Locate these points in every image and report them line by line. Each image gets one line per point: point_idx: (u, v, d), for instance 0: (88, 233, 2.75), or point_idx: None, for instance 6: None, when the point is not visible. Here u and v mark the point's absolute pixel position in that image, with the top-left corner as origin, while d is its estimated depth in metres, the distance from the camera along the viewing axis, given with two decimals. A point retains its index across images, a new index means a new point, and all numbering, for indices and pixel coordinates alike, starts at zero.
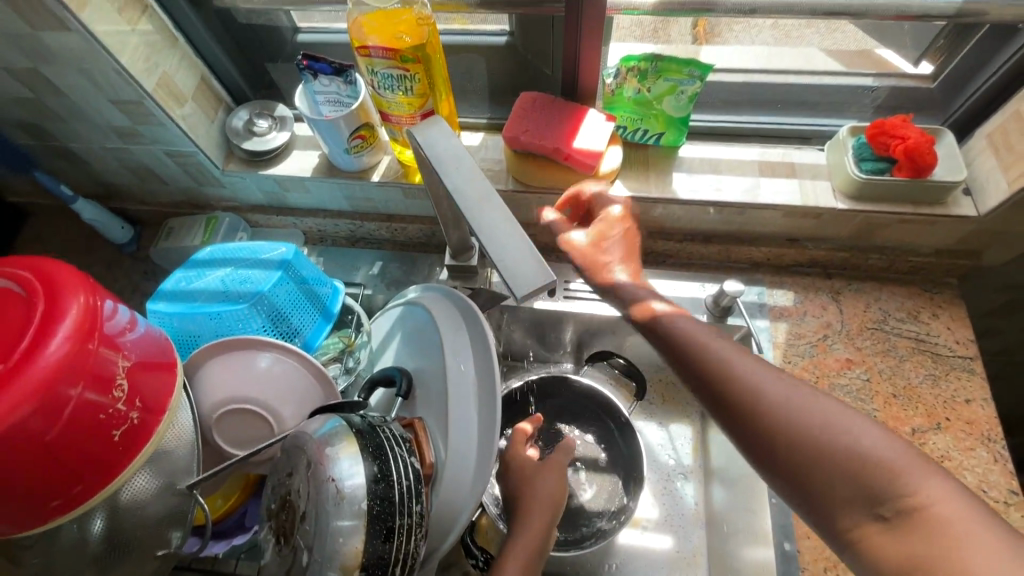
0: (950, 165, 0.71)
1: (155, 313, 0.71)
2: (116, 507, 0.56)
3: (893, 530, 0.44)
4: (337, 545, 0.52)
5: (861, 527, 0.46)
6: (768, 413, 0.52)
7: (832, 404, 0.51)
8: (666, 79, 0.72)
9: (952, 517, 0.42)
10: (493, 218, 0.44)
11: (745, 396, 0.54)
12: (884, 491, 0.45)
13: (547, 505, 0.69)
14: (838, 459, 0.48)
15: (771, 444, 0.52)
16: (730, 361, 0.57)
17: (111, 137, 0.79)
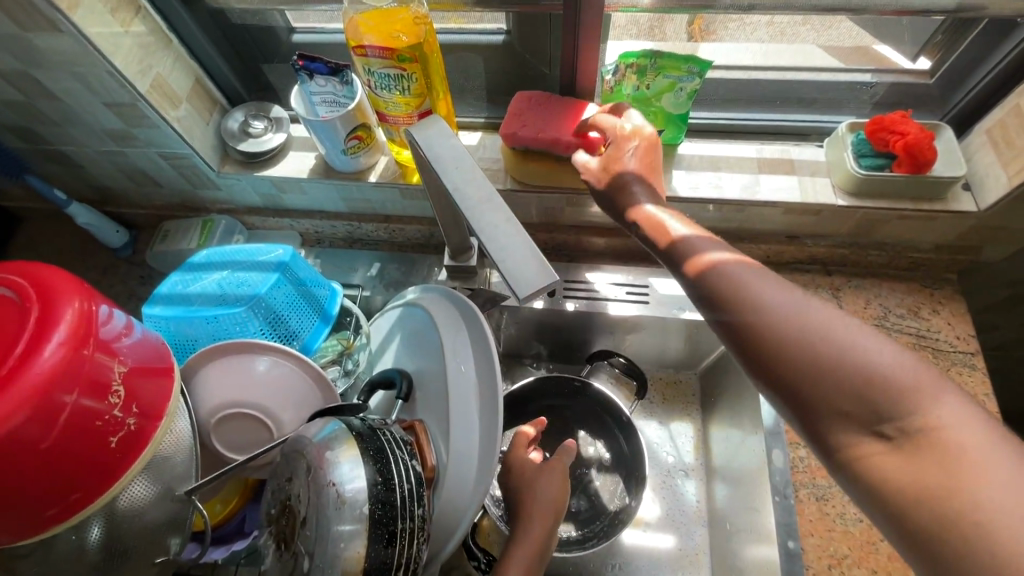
0: (949, 160, 0.71)
1: (152, 317, 0.70)
2: (114, 515, 0.55)
3: (898, 451, 0.40)
4: (339, 550, 0.51)
5: (860, 445, 0.43)
6: (773, 331, 0.47)
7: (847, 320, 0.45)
8: (665, 75, 0.71)
9: (963, 446, 0.38)
10: (494, 218, 0.44)
11: (753, 316, 0.48)
12: (898, 410, 0.41)
13: (548, 508, 0.68)
14: (844, 377, 0.43)
15: (772, 361, 0.47)
16: (741, 277, 0.50)
17: (104, 140, 0.78)
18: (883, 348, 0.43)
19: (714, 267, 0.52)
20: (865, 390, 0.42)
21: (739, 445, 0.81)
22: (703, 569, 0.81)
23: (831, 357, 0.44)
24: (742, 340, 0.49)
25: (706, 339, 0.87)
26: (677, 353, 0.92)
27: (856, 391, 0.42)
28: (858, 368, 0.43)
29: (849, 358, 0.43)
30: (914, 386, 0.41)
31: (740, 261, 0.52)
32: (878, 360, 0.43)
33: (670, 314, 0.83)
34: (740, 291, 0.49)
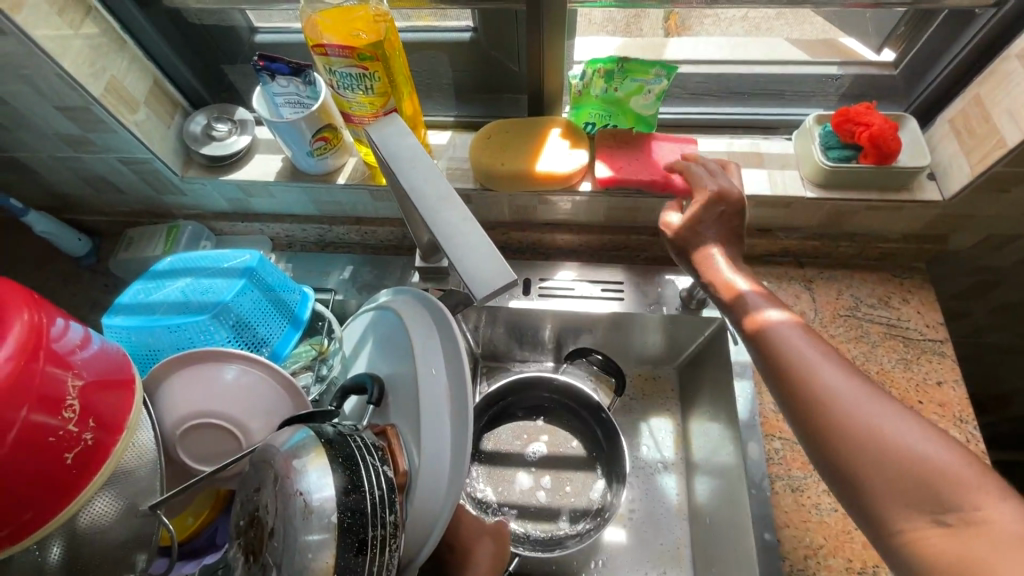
0: (914, 150, 0.72)
1: (112, 328, 0.68)
2: (74, 533, 0.54)
3: (956, 534, 0.39)
4: (306, 561, 0.50)
5: (915, 525, 0.40)
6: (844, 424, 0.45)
7: (882, 408, 0.45)
8: (632, 79, 0.70)
9: (1016, 542, 0.37)
10: (454, 217, 0.43)
11: (845, 410, 0.45)
12: (949, 500, 0.40)
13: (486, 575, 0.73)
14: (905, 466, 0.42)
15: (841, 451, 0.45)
16: (803, 357, 0.50)
17: (60, 146, 0.75)
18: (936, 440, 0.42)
19: (769, 331, 0.53)
20: (858, 432, 0.44)
21: (718, 439, 0.81)
22: (685, 564, 0.81)
23: (894, 448, 0.42)
24: (795, 412, 0.49)
25: (682, 335, 0.87)
26: (655, 349, 0.92)
27: (889, 469, 0.42)
28: (900, 446, 0.42)
29: (894, 430, 0.43)
30: (961, 470, 0.40)
31: (797, 325, 0.53)
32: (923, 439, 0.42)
33: (645, 310, 0.83)
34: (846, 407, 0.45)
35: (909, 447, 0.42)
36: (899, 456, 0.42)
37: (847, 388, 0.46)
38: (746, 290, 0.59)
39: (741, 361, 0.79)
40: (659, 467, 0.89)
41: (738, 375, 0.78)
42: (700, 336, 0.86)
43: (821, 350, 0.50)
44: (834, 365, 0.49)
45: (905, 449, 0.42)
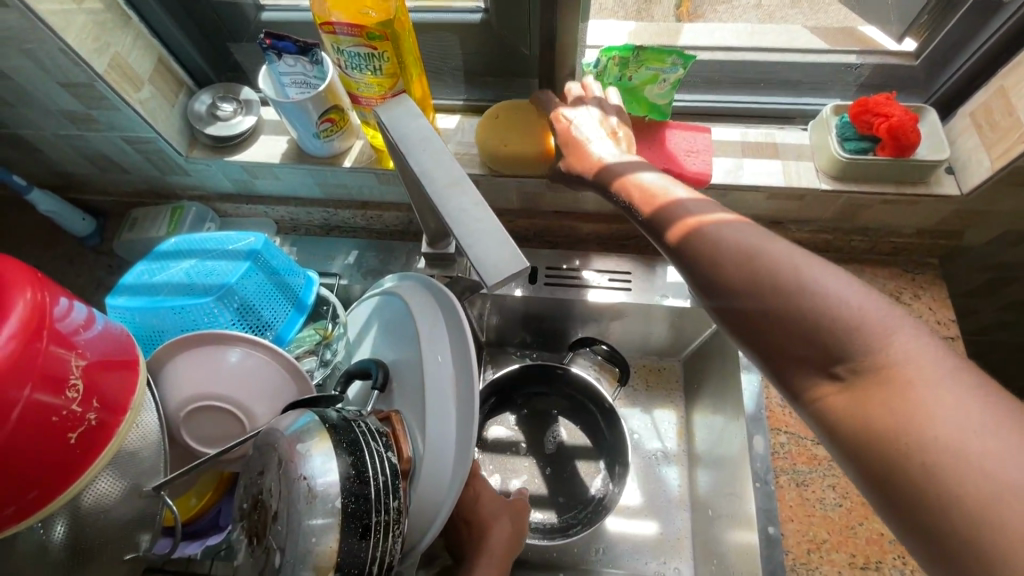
0: (933, 143, 0.70)
1: (116, 309, 0.67)
2: (78, 512, 0.54)
3: (854, 389, 0.41)
4: (311, 545, 0.50)
5: (823, 389, 0.43)
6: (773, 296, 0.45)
7: (786, 253, 0.46)
8: (648, 68, 0.68)
9: (911, 384, 0.39)
10: (464, 202, 0.42)
11: (754, 266, 0.47)
12: (848, 349, 0.42)
13: (501, 554, 0.72)
14: (807, 316, 0.43)
15: (755, 309, 0.46)
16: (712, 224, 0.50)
17: (63, 123, 0.74)
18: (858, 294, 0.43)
19: (709, 232, 0.50)
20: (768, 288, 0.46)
21: (722, 431, 0.80)
22: (685, 554, 0.82)
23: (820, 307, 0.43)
24: (708, 278, 0.49)
25: (688, 327, 0.86)
26: (660, 340, 0.91)
27: (810, 328, 0.43)
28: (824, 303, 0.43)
29: (807, 286, 0.44)
30: (866, 314, 0.42)
31: (739, 224, 0.50)
32: (848, 296, 0.43)
33: (652, 301, 0.82)
34: (751, 265, 0.47)
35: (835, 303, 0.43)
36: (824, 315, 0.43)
37: (758, 247, 0.47)
38: (685, 202, 0.54)
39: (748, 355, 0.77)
40: (662, 458, 0.89)
41: (745, 368, 0.76)
42: (707, 328, 0.85)
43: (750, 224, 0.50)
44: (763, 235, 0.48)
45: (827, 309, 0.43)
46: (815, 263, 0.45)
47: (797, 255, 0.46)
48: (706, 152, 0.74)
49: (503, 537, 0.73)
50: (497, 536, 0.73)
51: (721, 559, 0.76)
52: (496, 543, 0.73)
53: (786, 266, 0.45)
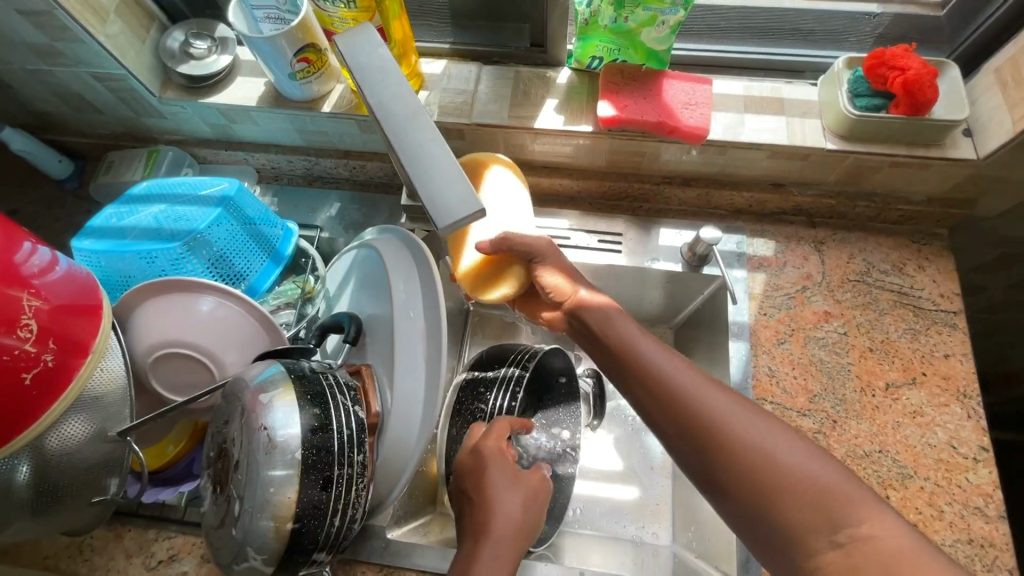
0: (951, 102, 0.65)
1: (83, 252, 0.65)
2: (41, 454, 0.53)
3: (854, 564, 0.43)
4: (269, 495, 0.49)
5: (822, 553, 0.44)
6: (717, 442, 0.50)
7: (741, 417, 0.50)
8: (645, 7, 0.62)
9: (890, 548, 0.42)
10: (422, 139, 0.39)
11: (717, 437, 0.50)
12: (843, 518, 0.44)
13: (512, 539, 0.55)
14: (751, 461, 0.48)
15: (716, 461, 0.49)
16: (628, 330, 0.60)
17: (30, 57, 0.71)
18: (813, 460, 0.47)
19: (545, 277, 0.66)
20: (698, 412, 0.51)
21: None
22: (664, 521, 0.80)
23: (768, 471, 0.47)
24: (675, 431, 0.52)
25: (680, 292, 0.83)
26: (652, 307, 0.87)
27: (765, 473, 0.47)
28: (771, 468, 0.47)
29: (749, 444, 0.49)
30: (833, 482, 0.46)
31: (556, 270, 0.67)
32: (792, 457, 0.48)
33: (642, 265, 0.79)
34: (700, 417, 0.51)
35: (782, 462, 0.47)
36: (772, 472, 0.47)
37: (729, 412, 0.51)
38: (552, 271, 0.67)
39: (739, 323, 0.74)
40: (645, 426, 0.87)
41: (733, 336, 0.74)
42: (699, 295, 0.82)
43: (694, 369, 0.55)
44: (706, 384, 0.53)
45: (771, 463, 0.48)
46: (768, 425, 0.50)
47: (762, 427, 0.50)
48: (704, 105, 0.69)
49: (516, 513, 0.57)
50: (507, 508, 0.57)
51: (699, 526, 0.75)
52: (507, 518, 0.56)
53: (747, 433, 0.49)
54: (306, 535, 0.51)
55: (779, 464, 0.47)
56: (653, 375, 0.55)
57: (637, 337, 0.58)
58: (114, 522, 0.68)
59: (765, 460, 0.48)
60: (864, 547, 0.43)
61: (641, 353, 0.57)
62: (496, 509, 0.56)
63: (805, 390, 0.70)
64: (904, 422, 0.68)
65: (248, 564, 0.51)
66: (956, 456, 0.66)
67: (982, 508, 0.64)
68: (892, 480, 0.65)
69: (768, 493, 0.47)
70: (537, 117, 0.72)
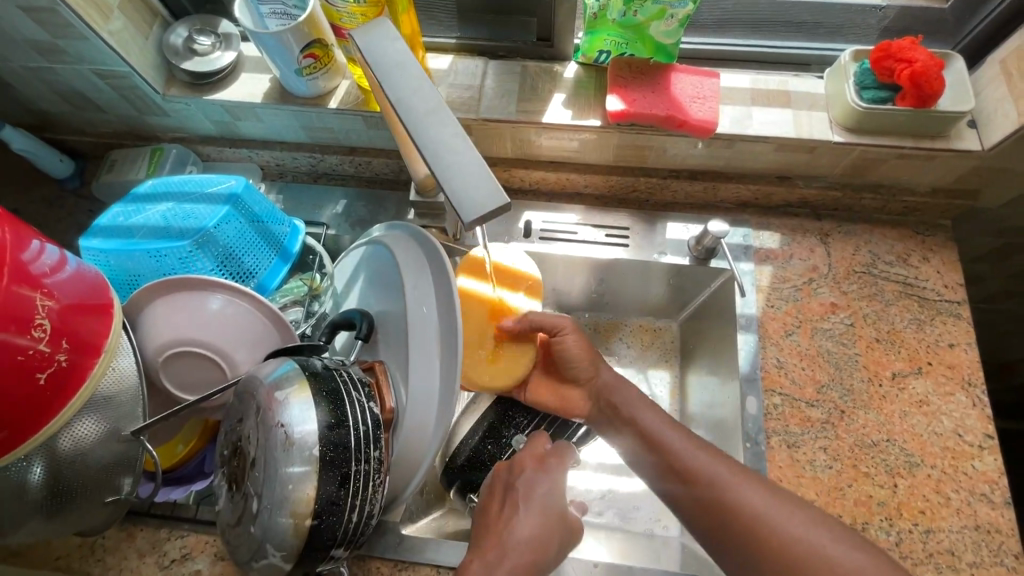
0: (957, 93, 0.65)
1: (90, 251, 0.65)
2: (55, 456, 0.53)
3: None
4: (287, 491, 0.49)
5: None
6: (760, 537, 0.55)
7: (759, 496, 0.56)
8: (655, 2, 0.62)
9: None
10: (443, 134, 0.39)
11: (739, 506, 0.56)
12: None
13: (532, 552, 0.57)
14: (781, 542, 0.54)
15: (738, 534, 0.56)
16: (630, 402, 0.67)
17: (31, 54, 0.70)
18: (856, 552, 0.53)
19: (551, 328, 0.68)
20: (717, 488, 0.57)
21: (715, 393, 0.78)
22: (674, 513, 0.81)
23: (816, 563, 0.53)
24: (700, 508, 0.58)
25: (687, 286, 0.83)
26: (659, 301, 0.87)
27: (790, 551, 0.54)
28: (817, 561, 0.53)
29: (772, 522, 0.55)
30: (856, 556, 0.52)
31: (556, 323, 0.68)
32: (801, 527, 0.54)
33: (650, 259, 0.79)
34: (721, 493, 0.57)
35: (825, 553, 0.53)
36: (816, 564, 0.53)
37: (750, 489, 0.57)
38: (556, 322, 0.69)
39: (746, 316, 0.75)
40: None
41: (741, 329, 0.74)
42: (706, 288, 0.82)
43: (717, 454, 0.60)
44: (735, 473, 0.58)
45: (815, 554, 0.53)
46: (781, 498, 0.56)
47: (775, 497, 0.56)
48: (713, 99, 0.69)
49: (533, 531, 0.58)
50: (524, 527, 0.58)
51: None
52: (525, 537, 0.57)
53: (763, 508, 0.55)
54: (324, 530, 0.51)
55: (824, 556, 0.53)
56: (683, 464, 0.60)
57: (651, 417, 0.65)
58: (125, 522, 0.68)
59: (810, 553, 0.53)
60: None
61: (671, 444, 0.62)
62: (517, 529, 0.58)
63: (813, 380, 0.71)
64: (911, 411, 0.69)
65: (267, 561, 0.51)
66: (962, 444, 0.67)
67: (988, 495, 0.65)
68: (900, 469, 0.66)
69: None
70: (545, 112, 0.72)
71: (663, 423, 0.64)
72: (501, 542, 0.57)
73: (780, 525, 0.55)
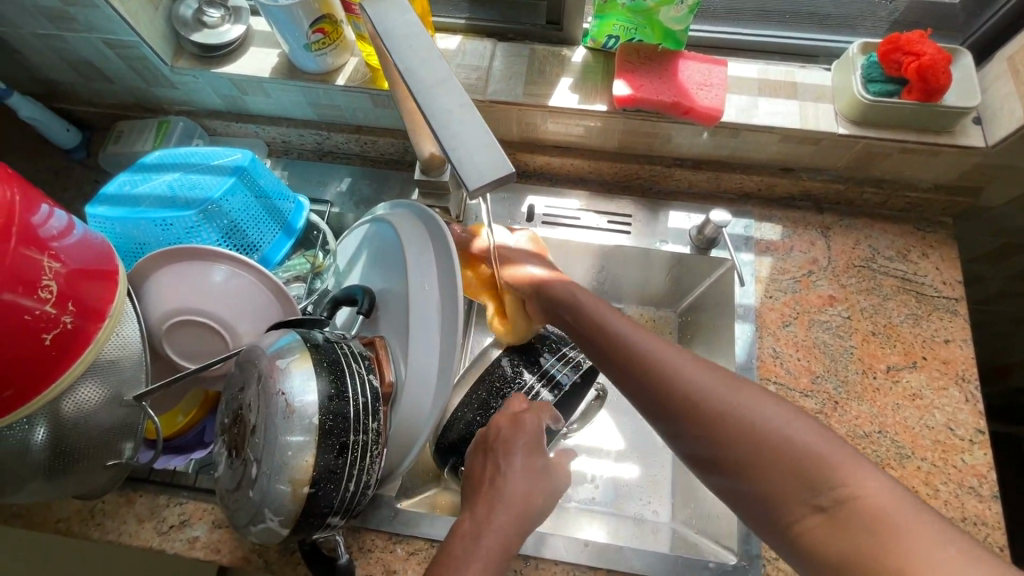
0: (963, 89, 0.65)
1: (97, 219, 0.65)
2: (58, 417, 0.53)
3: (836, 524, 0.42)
4: (287, 458, 0.50)
5: (808, 522, 0.43)
6: (707, 420, 0.48)
7: (709, 379, 0.50)
8: None
9: (877, 503, 0.41)
10: (451, 103, 0.40)
11: (688, 390, 0.50)
12: (823, 481, 0.43)
13: (516, 526, 0.57)
14: (737, 427, 0.47)
15: (689, 422, 0.49)
16: (590, 307, 0.62)
17: (41, 21, 0.70)
18: (782, 413, 0.47)
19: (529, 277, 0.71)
20: (665, 377, 0.52)
21: None
22: (666, 500, 0.81)
23: (772, 445, 0.45)
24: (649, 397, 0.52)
25: (686, 275, 0.83)
26: (657, 289, 0.87)
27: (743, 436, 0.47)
28: (743, 422, 0.47)
29: (722, 407, 0.48)
30: (824, 447, 0.45)
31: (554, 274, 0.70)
32: (757, 410, 0.47)
33: (651, 246, 0.80)
34: (670, 379, 0.51)
35: (751, 416, 0.47)
36: (762, 442, 0.46)
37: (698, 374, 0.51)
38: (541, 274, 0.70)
39: (745, 305, 0.75)
40: None
41: (739, 318, 0.75)
42: (706, 278, 0.83)
43: (661, 340, 0.56)
44: (672, 352, 0.53)
45: (752, 425, 0.47)
46: (742, 382, 0.50)
47: (733, 380, 0.50)
48: (720, 87, 0.69)
49: (524, 505, 0.58)
50: (514, 501, 0.58)
51: (700, 503, 0.75)
52: (515, 495, 0.58)
53: (712, 390, 0.49)
54: (321, 498, 0.52)
55: (784, 438, 0.45)
56: (627, 353, 0.56)
57: (607, 315, 0.61)
58: (125, 488, 0.69)
59: (745, 425, 0.47)
60: (847, 511, 0.42)
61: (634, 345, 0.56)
62: (504, 495, 0.58)
63: (808, 371, 0.72)
64: (903, 404, 0.70)
65: (265, 525, 0.52)
66: (953, 437, 0.68)
67: (976, 488, 0.65)
68: (890, 460, 0.67)
69: (753, 459, 0.46)
70: (551, 95, 0.72)
71: (618, 319, 0.60)
72: (489, 497, 0.58)
73: (730, 406, 0.48)
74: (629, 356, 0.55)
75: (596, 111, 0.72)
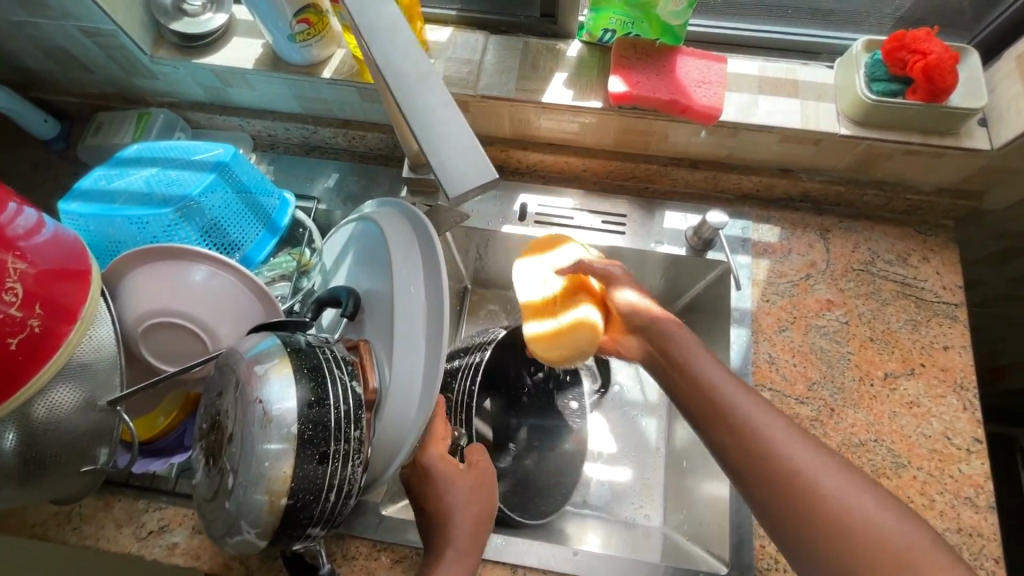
0: (970, 90, 0.63)
1: (70, 215, 0.63)
2: (28, 422, 0.51)
3: None
4: (263, 468, 0.48)
5: None
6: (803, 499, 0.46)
7: (808, 456, 0.48)
8: None
9: None
10: (432, 101, 0.38)
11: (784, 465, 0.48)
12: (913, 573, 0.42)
13: None
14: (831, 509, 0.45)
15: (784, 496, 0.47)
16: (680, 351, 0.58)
17: (13, 7, 0.67)
18: (877, 504, 0.45)
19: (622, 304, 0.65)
20: (760, 447, 0.49)
21: None
22: (658, 505, 0.80)
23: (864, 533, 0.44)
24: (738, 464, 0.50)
25: (681, 277, 0.82)
26: (652, 290, 0.86)
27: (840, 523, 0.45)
28: (840, 508, 0.45)
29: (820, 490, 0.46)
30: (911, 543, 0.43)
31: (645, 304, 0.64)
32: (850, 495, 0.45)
33: (646, 248, 0.78)
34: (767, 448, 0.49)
35: (844, 504, 0.45)
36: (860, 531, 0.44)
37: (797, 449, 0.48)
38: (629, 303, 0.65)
39: (741, 309, 0.74)
40: (638, 409, 0.86)
41: (735, 322, 0.73)
42: (701, 279, 0.81)
43: (756, 400, 0.53)
44: (768, 417, 0.51)
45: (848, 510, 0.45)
46: (831, 462, 0.48)
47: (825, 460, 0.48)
48: (718, 84, 0.67)
49: None
50: None
51: (692, 509, 0.74)
52: None
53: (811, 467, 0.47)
54: (300, 509, 0.50)
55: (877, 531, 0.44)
56: (718, 413, 0.53)
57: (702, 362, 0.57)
58: (103, 492, 0.67)
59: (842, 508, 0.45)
60: None
61: (720, 395, 0.53)
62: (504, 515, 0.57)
63: (804, 377, 0.70)
64: (900, 412, 0.68)
65: (241, 537, 0.50)
66: (950, 446, 0.67)
67: (972, 498, 0.64)
68: (885, 469, 0.66)
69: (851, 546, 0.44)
70: (546, 90, 0.70)
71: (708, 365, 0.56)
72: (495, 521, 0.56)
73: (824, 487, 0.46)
74: (718, 416, 0.53)
75: (590, 107, 0.69)
